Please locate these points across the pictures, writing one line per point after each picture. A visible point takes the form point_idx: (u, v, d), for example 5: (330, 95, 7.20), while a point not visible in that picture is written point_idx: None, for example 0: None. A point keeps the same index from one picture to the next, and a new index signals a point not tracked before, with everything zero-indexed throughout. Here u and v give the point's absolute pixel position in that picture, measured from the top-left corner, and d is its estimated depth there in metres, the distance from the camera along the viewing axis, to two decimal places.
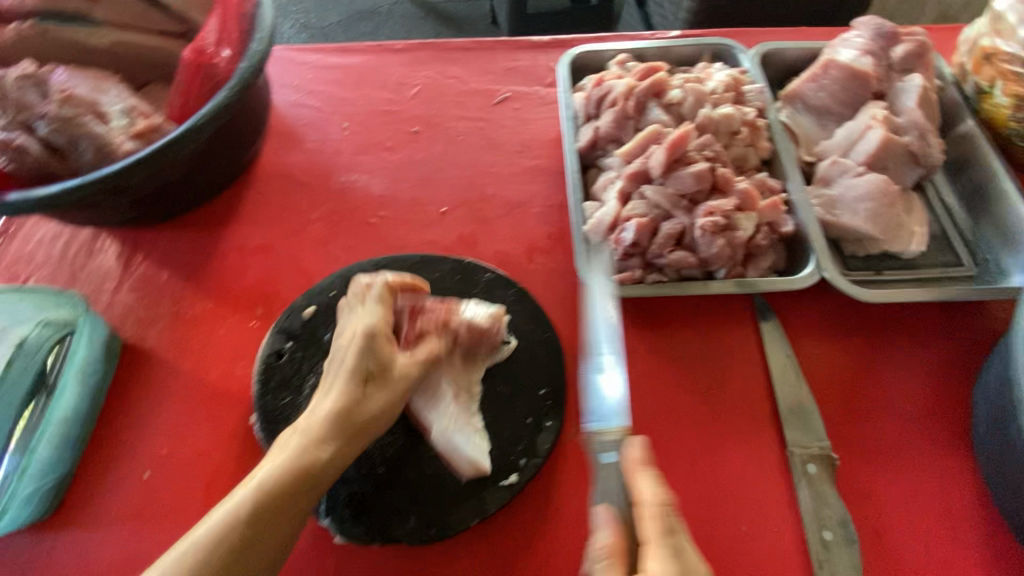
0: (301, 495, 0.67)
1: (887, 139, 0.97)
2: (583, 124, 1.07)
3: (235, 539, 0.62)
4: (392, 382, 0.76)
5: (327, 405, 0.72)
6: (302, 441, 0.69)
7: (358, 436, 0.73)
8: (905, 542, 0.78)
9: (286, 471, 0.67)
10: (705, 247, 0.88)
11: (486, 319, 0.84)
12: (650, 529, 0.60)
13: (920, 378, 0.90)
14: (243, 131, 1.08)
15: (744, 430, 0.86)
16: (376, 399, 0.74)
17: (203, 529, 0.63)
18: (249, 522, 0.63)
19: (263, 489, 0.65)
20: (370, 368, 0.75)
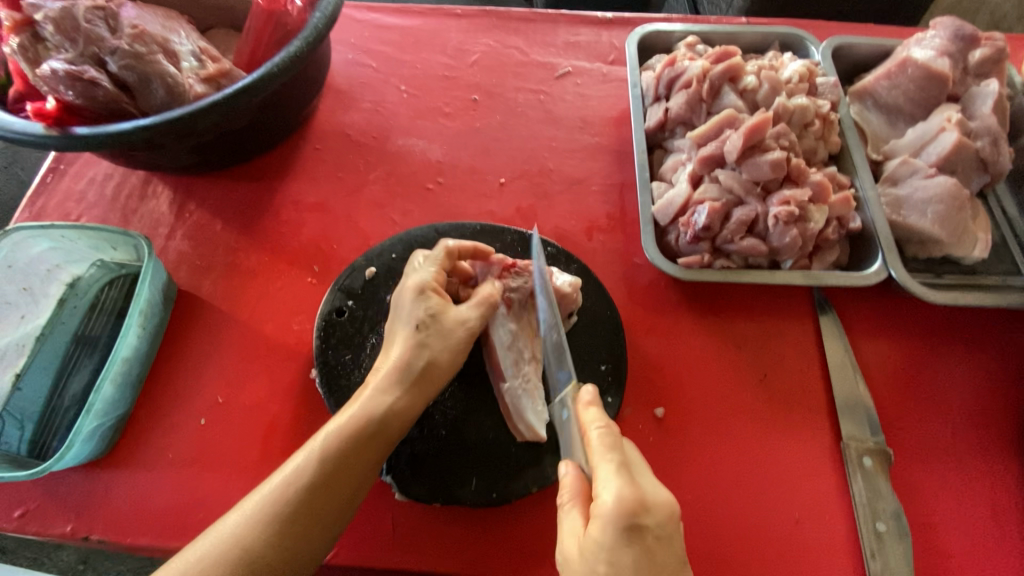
0: (368, 447, 0.73)
1: (961, 142, 0.96)
2: (652, 105, 1.05)
3: (307, 487, 0.69)
4: (446, 333, 0.79)
5: (391, 363, 0.77)
6: (370, 396, 0.74)
7: (419, 388, 0.76)
8: (953, 541, 0.80)
9: (349, 425, 0.72)
10: (777, 237, 0.88)
11: (566, 288, 0.85)
12: (596, 445, 0.62)
13: (974, 383, 0.90)
14: (309, 86, 1.06)
15: (799, 420, 0.87)
16: (433, 349, 0.77)
17: (281, 477, 0.70)
18: (321, 472, 0.70)
19: (329, 442, 0.71)
20: (417, 321, 0.78)
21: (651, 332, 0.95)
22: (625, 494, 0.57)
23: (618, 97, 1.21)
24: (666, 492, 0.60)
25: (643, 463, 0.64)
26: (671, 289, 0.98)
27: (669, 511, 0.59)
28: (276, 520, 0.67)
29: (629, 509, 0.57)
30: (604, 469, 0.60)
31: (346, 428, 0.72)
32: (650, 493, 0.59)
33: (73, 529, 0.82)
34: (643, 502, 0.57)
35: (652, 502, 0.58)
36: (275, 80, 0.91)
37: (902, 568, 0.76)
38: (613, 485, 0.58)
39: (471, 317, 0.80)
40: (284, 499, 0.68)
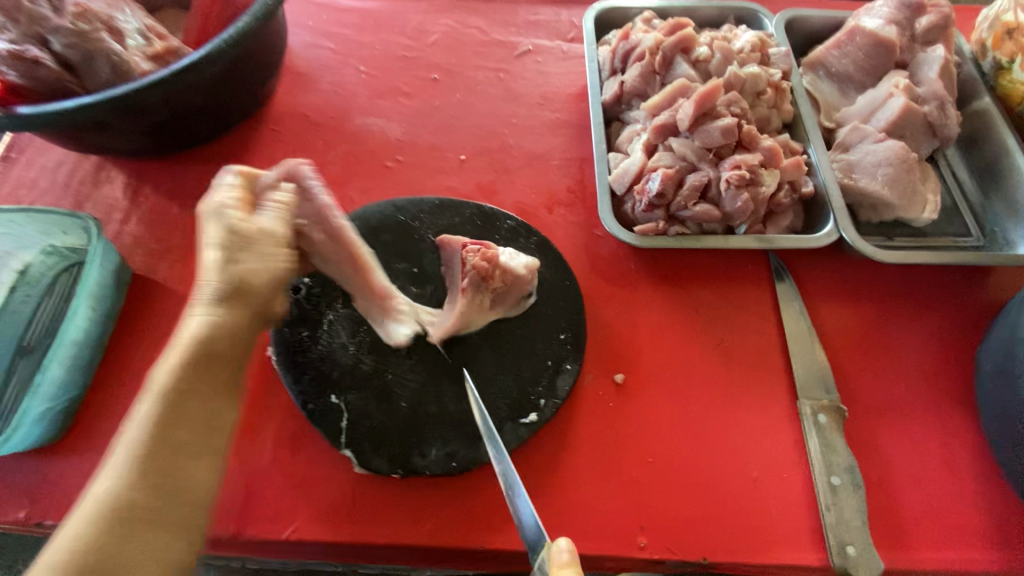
0: (211, 379, 0.62)
1: (908, 107, 0.98)
2: (608, 78, 1.06)
3: (161, 440, 0.58)
4: (258, 245, 0.66)
5: (206, 289, 0.63)
6: (194, 321, 0.62)
7: (251, 312, 0.65)
8: (906, 492, 0.81)
9: (190, 361, 0.61)
10: (729, 201, 0.89)
11: (521, 270, 0.86)
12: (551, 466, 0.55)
13: (926, 340, 0.92)
14: (265, 67, 1.05)
15: (756, 381, 0.89)
16: (259, 266, 0.65)
17: (128, 441, 0.58)
18: (169, 423, 0.59)
19: (166, 386, 0.60)
20: (219, 238, 0.64)
21: (611, 301, 0.95)
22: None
23: (577, 73, 1.21)
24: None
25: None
26: (630, 260, 0.99)
27: None
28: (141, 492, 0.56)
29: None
30: None
31: (174, 359, 0.60)
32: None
33: (24, 515, 0.80)
34: None
35: None
36: (225, 56, 0.90)
37: (856, 520, 0.77)
38: None
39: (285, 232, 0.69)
40: (140, 460, 0.57)
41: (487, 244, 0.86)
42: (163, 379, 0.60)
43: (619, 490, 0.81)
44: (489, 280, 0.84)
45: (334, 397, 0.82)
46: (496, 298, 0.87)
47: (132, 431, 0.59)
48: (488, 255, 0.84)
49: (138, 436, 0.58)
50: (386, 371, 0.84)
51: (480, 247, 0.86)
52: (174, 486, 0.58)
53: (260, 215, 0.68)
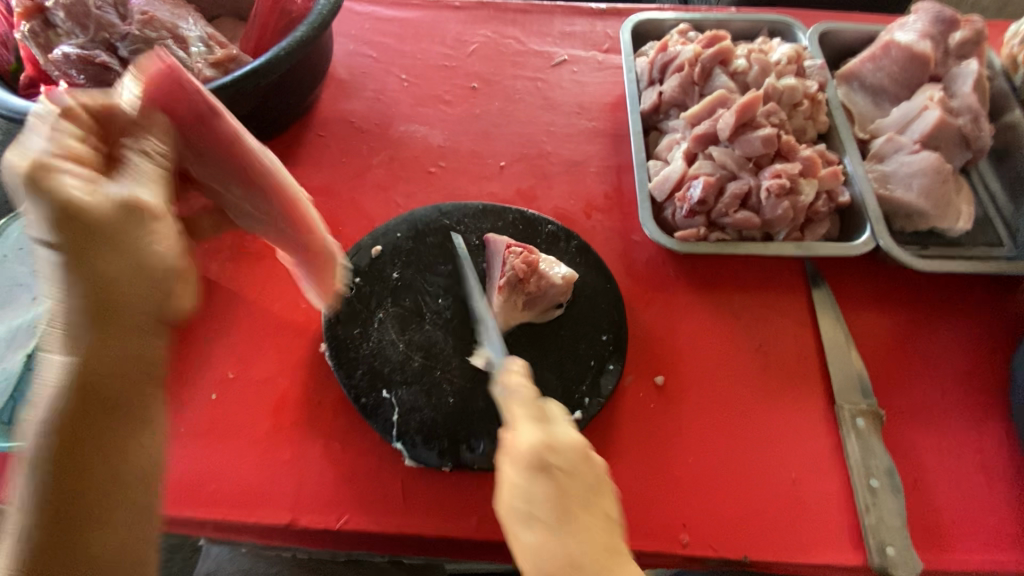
0: (116, 359, 0.54)
1: (943, 119, 1.00)
2: (646, 88, 1.09)
3: (69, 428, 0.52)
4: (123, 240, 0.53)
5: (78, 291, 0.52)
6: (55, 366, 0.52)
7: (142, 319, 0.55)
8: (944, 496, 0.82)
9: (70, 365, 0.52)
10: (769, 208, 0.92)
11: (558, 278, 0.89)
12: (508, 395, 0.67)
13: (960, 347, 0.94)
14: (315, 74, 1.09)
15: (794, 384, 0.91)
16: (113, 258, 0.53)
17: (30, 438, 0.51)
18: (74, 408, 0.52)
19: (61, 375, 0.52)
20: (70, 198, 0.50)
21: (650, 305, 0.98)
22: (540, 435, 0.63)
23: (613, 83, 1.24)
24: (576, 435, 0.66)
25: (562, 412, 0.69)
26: (668, 266, 1.01)
27: (573, 446, 0.64)
28: (64, 477, 0.51)
29: (541, 448, 0.62)
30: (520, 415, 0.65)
31: (47, 417, 0.51)
32: (559, 436, 0.64)
33: None
34: (552, 442, 0.63)
35: (561, 443, 0.64)
36: (283, 63, 0.93)
37: (896, 521, 0.79)
38: (531, 430, 0.63)
39: (157, 200, 0.57)
40: (43, 456, 0.51)
41: (533, 252, 0.91)
42: (55, 366, 0.52)
43: (661, 488, 0.83)
44: (525, 281, 0.88)
45: (385, 392, 0.85)
46: (528, 302, 0.90)
47: (33, 416, 0.51)
48: (528, 258, 0.89)
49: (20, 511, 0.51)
50: (435, 369, 0.87)
51: (522, 250, 0.91)
52: (109, 464, 0.53)
53: (116, 184, 0.55)
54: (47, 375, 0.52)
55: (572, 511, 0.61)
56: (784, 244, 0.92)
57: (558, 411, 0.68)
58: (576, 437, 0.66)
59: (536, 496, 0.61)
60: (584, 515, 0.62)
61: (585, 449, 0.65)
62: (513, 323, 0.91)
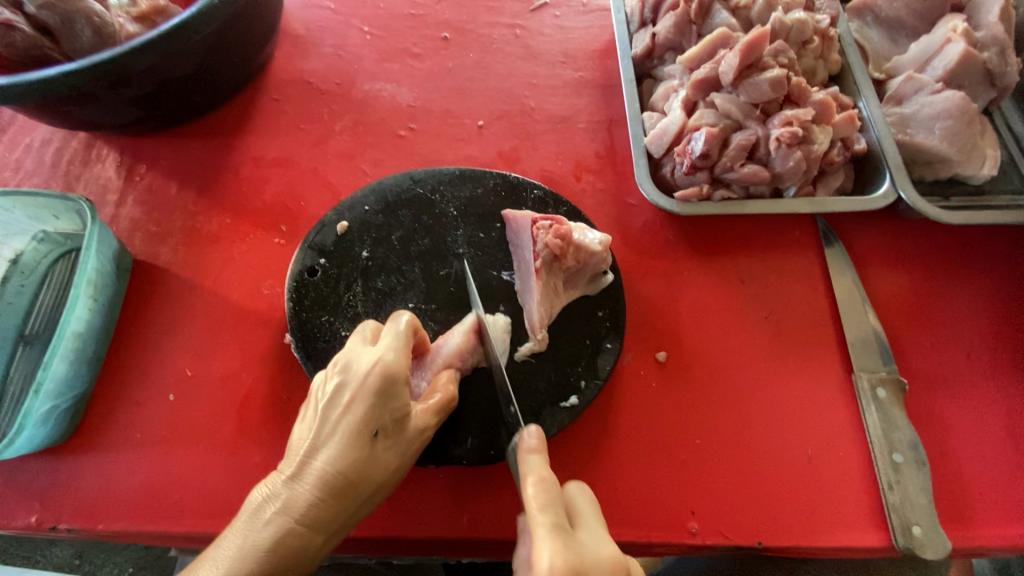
0: (329, 533, 0.62)
1: (968, 53, 0.90)
2: (638, 31, 0.97)
3: (299, 546, 0.59)
4: (408, 443, 0.66)
5: (347, 444, 0.62)
6: (285, 520, 0.59)
7: (350, 513, 0.63)
8: (966, 466, 0.76)
9: (325, 486, 0.61)
10: (780, 161, 0.82)
11: (596, 246, 0.80)
12: (531, 501, 0.57)
13: (982, 307, 0.86)
14: (263, 28, 0.96)
15: (807, 354, 0.83)
16: (381, 463, 0.64)
17: (238, 549, 0.57)
18: (302, 538, 0.59)
19: (302, 495, 0.60)
20: (379, 425, 0.64)
21: (650, 275, 0.89)
22: (567, 557, 0.53)
23: (600, 28, 1.11)
24: (610, 548, 0.57)
25: (593, 516, 0.60)
26: (666, 230, 0.92)
27: (609, 566, 0.55)
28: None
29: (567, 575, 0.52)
30: (542, 531, 0.55)
31: (264, 554, 0.57)
32: (589, 555, 0.55)
33: (36, 520, 0.75)
34: (584, 565, 0.53)
35: (593, 564, 0.54)
36: (218, 13, 0.81)
37: (921, 498, 0.73)
38: (553, 549, 0.54)
39: (425, 418, 0.68)
40: None
41: (558, 219, 0.81)
42: (315, 477, 0.61)
43: (666, 474, 0.76)
44: (563, 258, 0.79)
45: None
46: (569, 279, 0.82)
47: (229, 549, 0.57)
48: (561, 232, 0.79)
49: None
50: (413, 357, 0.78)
51: (551, 221, 0.80)
52: None
53: (384, 351, 0.66)
54: (274, 492, 0.60)
55: None
56: (799, 200, 0.83)
57: (587, 516, 0.59)
58: (611, 550, 0.56)
59: None
60: None
61: (619, 565, 0.56)
62: (500, 301, 0.82)
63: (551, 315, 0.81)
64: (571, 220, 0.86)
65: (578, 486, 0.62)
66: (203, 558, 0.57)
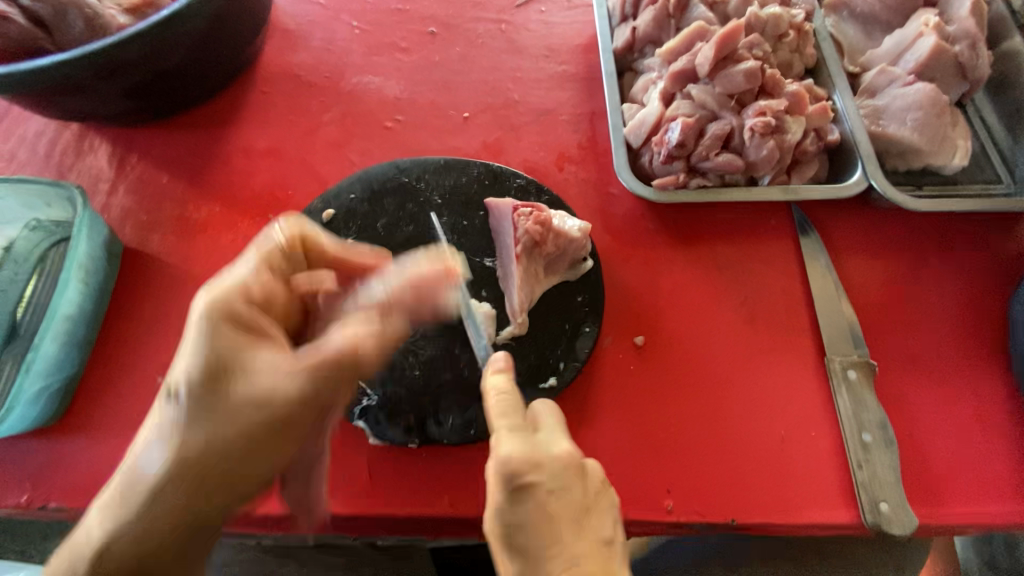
0: (258, 441, 0.57)
1: (939, 46, 0.92)
2: (619, 25, 0.99)
3: (240, 433, 0.56)
4: (344, 365, 0.58)
5: (280, 349, 0.58)
6: (215, 423, 0.56)
7: (279, 424, 0.57)
8: (934, 445, 0.79)
9: (255, 396, 0.56)
10: (754, 150, 0.85)
11: (575, 233, 0.82)
12: (492, 408, 0.63)
13: (952, 292, 0.89)
14: (253, 22, 0.98)
15: (781, 339, 0.85)
16: (309, 376, 0.57)
17: (189, 435, 0.56)
18: (245, 428, 0.56)
19: (233, 401, 0.56)
20: (317, 336, 0.60)
21: (629, 262, 0.91)
22: (520, 450, 0.60)
23: (584, 22, 1.14)
24: (565, 447, 0.62)
25: (556, 420, 0.65)
26: (647, 219, 0.94)
27: (560, 463, 0.61)
28: (194, 471, 0.56)
29: (518, 465, 0.59)
30: (503, 431, 0.62)
31: (195, 445, 0.56)
32: (543, 449, 0.61)
33: (27, 500, 0.77)
34: (535, 460, 0.60)
35: (545, 458, 0.61)
36: (208, 4, 0.83)
37: (889, 476, 0.75)
38: (508, 445, 0.60)
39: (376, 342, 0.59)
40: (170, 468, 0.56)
41: (538, 207, 0.84)
42: (245, 381, 0.56)
43: (642, 454, 0.78)
44: (542, 244, 0.81)
45: None
46: (549, 265, 0.85)
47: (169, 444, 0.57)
48: (540, 218, 0.81)
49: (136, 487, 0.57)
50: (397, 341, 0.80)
51: (531, 209, 0.83)
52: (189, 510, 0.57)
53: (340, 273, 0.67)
54: (229, 383, 0.58)
55: (555, 523, 0.60)
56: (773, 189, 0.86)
57: (548, 420, 0.64)
58: (566, 447, 0.62)
59: (515, 518, 0.60)
60: (567, 530, 0.60)
61: (573, 463, 0.62)
62: (482, 288, 0.84)
63: (531, 300, 0.83)
64: (552, 209, 0.88)
65: (543, 402, 0.67)
66: (153, 451, 0.56)
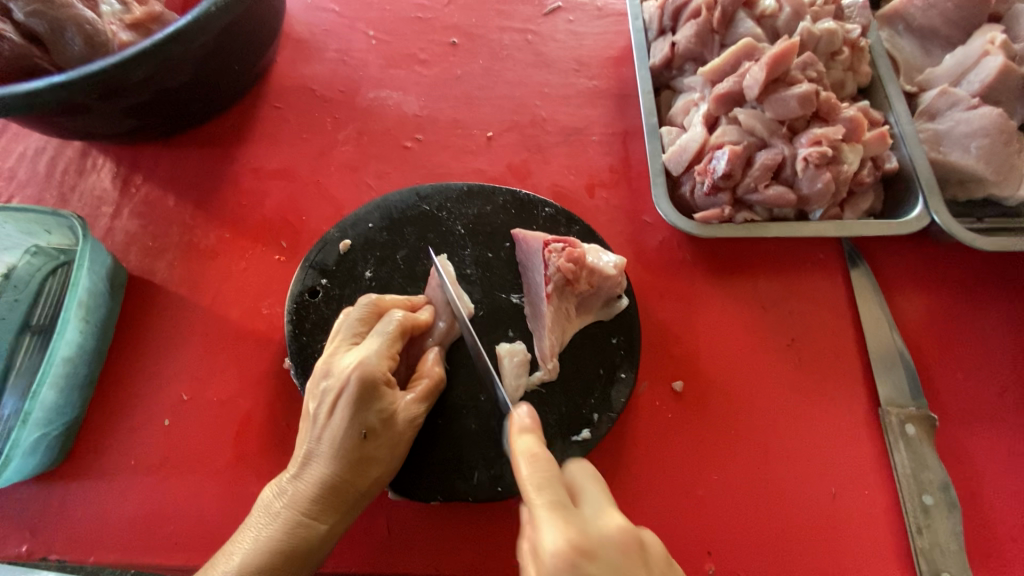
0: (334, 528, 0.62)
1: (1007, 67, 0.85)
2: (656, 39, 0.92)
3: (304, 541, 0.59)
4: (398, 438, 0.65)
5: (340, 445, 0.61)
6: (294, 521, 0.59)
7: (351, 508, 0.63)
8: (999, 508, 0.72)
9: (322, 484, 0.61)
10: (806, 182, 0.78)
11: (611, 269, 0.76)
12: (524, 479, 0.50)
13: (1015, 335, 0.82)
14: (264, 35, 0.92)
15: (831, 386, 0.79)
16: (376, 459, 0.63)
17: (249, 544, 0.58)
18: (305, 536, 0.59)
19: (303, 492, 0.61)
20: (369, 426, 0.62)
21: (666, 298, 0.85)
22: (570, 538, 0.45)
23: (615, 33, 1.07)
24: (618, 521, 0.48)
25: (598, 487, 0.52)
26: (684, 250, 0.88)
27: (618, 542, 0.46)
28: (278, 567, 0.57)
29: (569, 556, 0.44)
30: (539, 513, 0.48)
31: (273, 552, 0.57)
32: (593, 532, 0.47)
33: (26, 552, 0.72)
34: (588, 546, 0.45)
35: (600, 540, 0.46)
36: (216, 21, 0.77)
37: (952, 543, 0.69)
38: (551, 531, 0.46)
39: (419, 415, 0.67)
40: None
41: (571, 241, 0.77)
42: (315, 479, 0.61)
43: (681, 512, 0.73)
44: (575, 282, 0.75)
45: None
46: (581, 303, 0.79)
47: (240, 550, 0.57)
48: (574, 255, 0.74)
49: None
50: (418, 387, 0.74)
51: (564, 243, 0.76)
52: None
53: (369, 352, 0.64)
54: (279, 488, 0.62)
55: None
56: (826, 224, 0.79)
57: (591, 492, 0.51)
58: (620, 522, 0.48)
59: None
60: None
61: (632, 540, 0.47)
62: (508, 327, 0.78)
63: (563, 342, 0.77)
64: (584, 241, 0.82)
65: (580, 464, 0.54)
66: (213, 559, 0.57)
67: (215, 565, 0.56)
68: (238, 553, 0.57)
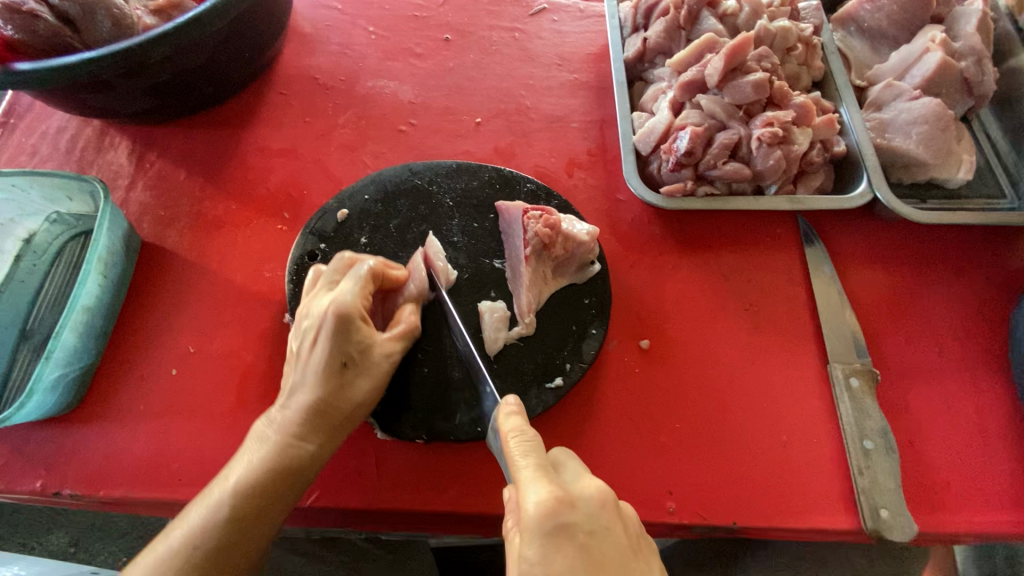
0: (323, 446, 0.70)
1: (945, 62, 0.94)
2: (630, 35, 1.02)
3: (295, 459, 0.68)
4: (374, 368, 0.71)
5: (319, 375, 0.68)
6: (284, 443, 0.68)
7: (337, 431, 0.71)
8: (935, 454, 0.79)
9: (308, 410, 0.69)
10: (760, 159, 0.86)
11: (584, 236, 0.83)
12: (513, 450, 0.60)
13: (954, 302, 0.90)
14: (273, 26, 1.01)
15: (784, 345, 0.86)
16: (354, 386, 0.70)
17: (246, 465, 0.67)
18: (295, 455, 0.68)
19: (290, 418, 0.69)
20: (346, 356, 0.69)
21: (636, 267, 0.93)
22: (554, 490, 0.56)
23: (595, 33, 1.16)
24: (595, 483, 0.59)
25: (574, 459, 0.63)
26: (653, 225, 0.96)
27: (595, 497, 0.57)
28: (274, 481, 0.66)
29: (554, 507, 0.55)
30: (526, 474, 0.58)
31: (266, 467, 0.66)
32: (574, 489, 0.58)
33: (40, 486, 0.78)
34: (570, 499, 0.56)
35: (580, 496, 0.57)
36: (232, 9, 0.85)
37: (890, 483, 0.76)
38: (539, 489, 0.56)
39: (393, 348, 0.73)
40: (241, 489, 0.65)
41: (548, 210, 0.85)
42: (300, 407, 0.69)
43: (645, 455, 0.79)
44: (551, 246, 0.83)
45: None
46: (557, 267, 0.86)
47: (239, 469, 0.66)
48: (550, 221, 0.82)
49: (211, 516, 0.64)
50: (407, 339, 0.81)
51: (541, 212, 0.84)
52: (268, 518, 0.66)
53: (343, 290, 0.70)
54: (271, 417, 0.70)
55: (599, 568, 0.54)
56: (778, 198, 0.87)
57: (571, 465, 0.61)
58: (596, 484, 0.59)
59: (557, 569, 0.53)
60: None
61: (607, 497, 0.58)
62: (490, 288, 0.85)
63: (539, 302, 0.84)
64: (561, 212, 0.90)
65: (560, 448, 0.64)
66: (214, 478, 0.67)
67: (217, 485, 0.66)
68: (237, 472, 0.66)
